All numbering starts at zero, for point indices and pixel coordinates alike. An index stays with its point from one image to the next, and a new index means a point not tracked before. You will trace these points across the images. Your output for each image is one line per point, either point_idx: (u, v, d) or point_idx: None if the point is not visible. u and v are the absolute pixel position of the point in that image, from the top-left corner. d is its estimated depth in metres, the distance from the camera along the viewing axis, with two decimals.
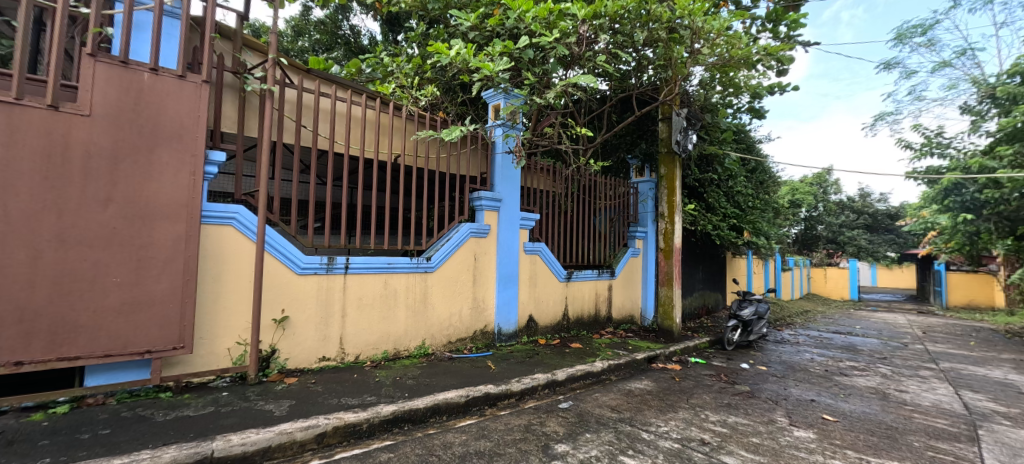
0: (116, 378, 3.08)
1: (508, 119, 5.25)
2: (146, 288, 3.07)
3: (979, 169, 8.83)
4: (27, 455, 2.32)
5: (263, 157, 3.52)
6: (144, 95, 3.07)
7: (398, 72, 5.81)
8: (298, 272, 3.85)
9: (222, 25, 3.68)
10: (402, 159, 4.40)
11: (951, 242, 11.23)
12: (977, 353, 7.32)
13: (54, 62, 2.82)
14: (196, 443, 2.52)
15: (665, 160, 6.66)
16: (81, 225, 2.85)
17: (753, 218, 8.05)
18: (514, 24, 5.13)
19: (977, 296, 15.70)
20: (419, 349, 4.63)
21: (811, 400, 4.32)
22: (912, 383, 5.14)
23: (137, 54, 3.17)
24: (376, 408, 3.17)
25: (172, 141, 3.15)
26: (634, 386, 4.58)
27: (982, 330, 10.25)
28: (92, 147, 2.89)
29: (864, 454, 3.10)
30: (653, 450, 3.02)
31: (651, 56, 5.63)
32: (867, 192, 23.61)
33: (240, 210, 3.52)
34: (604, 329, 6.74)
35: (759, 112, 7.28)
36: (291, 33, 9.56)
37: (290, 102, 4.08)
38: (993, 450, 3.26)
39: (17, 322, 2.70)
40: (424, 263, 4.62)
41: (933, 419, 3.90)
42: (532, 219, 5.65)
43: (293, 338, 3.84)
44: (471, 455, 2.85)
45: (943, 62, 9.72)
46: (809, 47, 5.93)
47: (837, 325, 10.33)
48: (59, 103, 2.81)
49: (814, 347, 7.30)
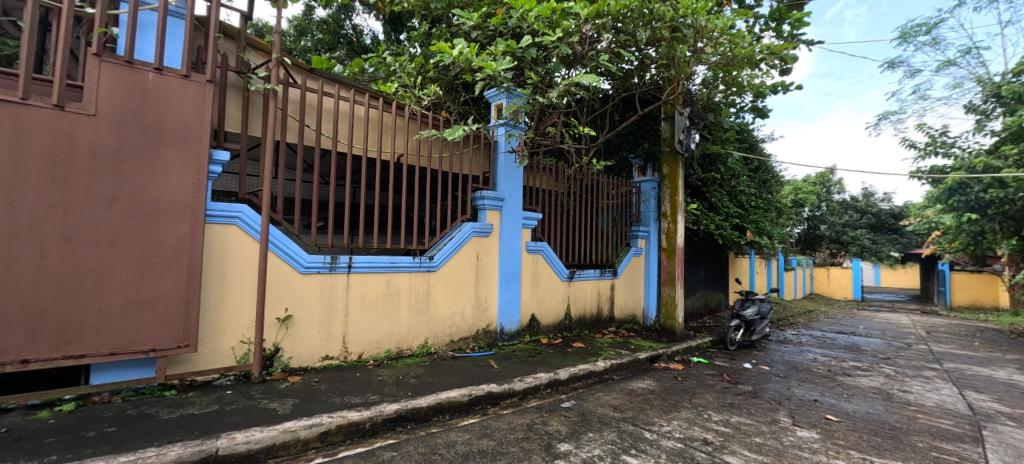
0: (120, 376, 3.10)
1: (510, 119, 5.29)
2: (151, 287, 3.08)
3: (983, 169, 8.78)
4: (34, 452, 2.33)
5: (267, 156, 3.54)
6: (149, 95, 3.08)
7: (401, 72, 5.81)
8: (301, 271, 3.86)
9: (226, 25, 3.70)
10: (404, 158, 4.41)
11: (955, 242, 11.19)
12: (982, 354, 7.28)
13: (60, 62, 2.83)
14: (201, 441, 2.53)
15: (668, 159, 6.67)
16: (86, 224, 2.87)
17: (756, 218, 8.04)
18: (516, 24, 5.13)
19: (982, 296, 15.55)
20: (422, 349, 4.64)
21: (814, 401, 4.31)
22: (915, 384, 5.12)
23: (142, 54, 3.18)
24: (379, 407, 3.18)
25: (176, 140, 3.17)
26: (636, 386, 4.58)
27: (986, 330, 10.21)
28: (97, 147, 2.91)
29: (868, 454, 3.09)
30: (656, 450, 3.02)
31: (653, 55, 5.65)
32: (870, 191, 23.49)
33: (244, 209, 3.54)
34: (606, 329, 6.73)
35: (762, 112, 7.26)
36: (293, 33, 9.58)
37: (294, 101, 4.09)
38: (998, 451, 3.25)
39: (24, 321, 2.72)
40: (427, 263, 4.63)
41: (937, 420, 3.89)
42: (534, 219, 5.65)
43: (296, 337, 3.85)
44: (474, 454, 2.85)
45: (947, 61, 9.66)
46: (812, 46, 5.91)
47: (840, 325, 10.31)
48: (64, 103, 2.83)
49: (817, 347, 7.27)
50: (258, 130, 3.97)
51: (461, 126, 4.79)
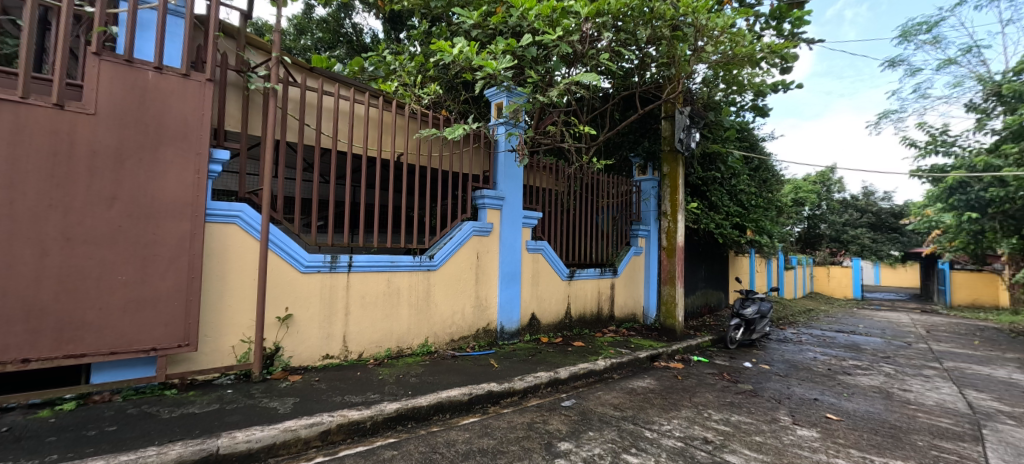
0: (121, 375, 3.10)
1: (510, 118, 5.32)
2: (151, 286, 3.08)
3: (984, 168, 8.78)
4: (35, 451, 2.33)
5: (266, 155, 3.53)
6: (148, 94, 3.08)
7: (401, 70, 5.80)
8: (301, 270, 3.86)
9: (226, 24, 3.69)
10: (404, 157, 4.41)
11: (955, 241, 11.19)
12: (981, 352, 7.29)
13: (60, 61, 2.83)
14: (202, 440, 2.53)
15: (668, 158, 6.67)
16: (86, 223, 2.87)
17: (756, 217, 8.03)
18: (516, 22, 5.12)
19: (981, 295, 15.56)
20: (422, 348, 4.64)
21: (814, 400, 4.31)
22: (915, 382, 5.12)
23: (141, 53, 3.18)
24: (380, 406, 3.18)
25: (176, 139, 3.17)
26: (636, 384, 4.58)
27: (986, 329, 10.21)
28: (97, 146, 2.90)
29: (868, 453, 3.09)
30: (656, 449, 3.03)
31: (654, 54, 5.65)
32: (870, 190, 23.47)
33: (244, 209, 3.53)
34: (606, 328, 6.73)
35: (762, 110, 7.25)
36: (292, 31, 9.56)
37: (294, 100, 4.09)
38: (998, 449, 3.26)
39: (24, 320, 2.72)
40: (427, 262, 4.63)
41: (937, 418, 3.89)
42: (535, 217, 5.65)
43: (297, 336, 3.85)
44: (474, 453, 2.86)
45: (948, 60, 9.65)
46: (813, 44, 5.89)
47: (840, 324, 10.31)
48: (64, 102, 2.82)
49: (816, 346, 7.28)
50: (258, 129, 3.97)
51: (461, 125, 4.78)
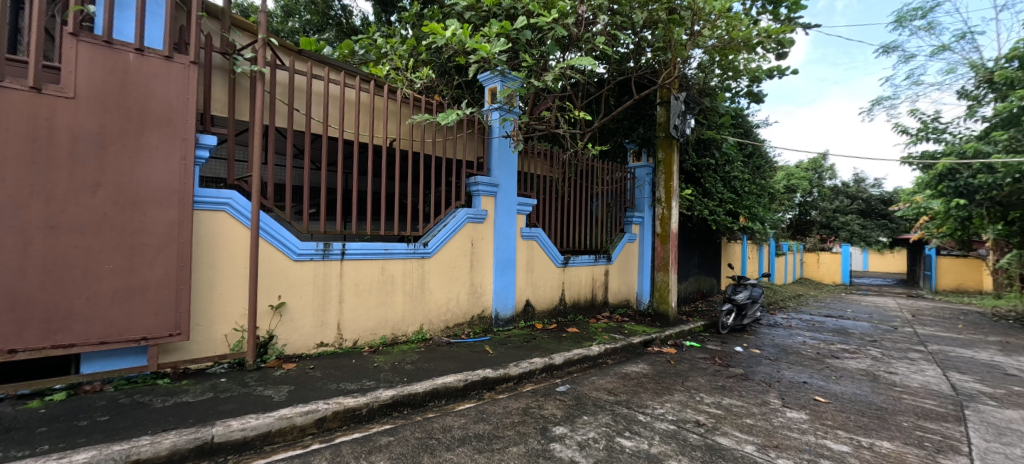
0: (112, 364, 3.05)
1: (505, 103, 5.29)
2: (140, 275, 3.03)
3: (973, 154, 8.85)
4: (26, 441, 2.31)
5: (255, 141, 3.43)
6: (131, 76, 2.98)
7: (392, 55, 5.72)
8: (294, 258, 3.81)
9: (209, 4, 3.52)
10: (396, 143, 4.34)
11: (944, 227, 11.35)
12: (965, 335, 7.46)
13: (35, 42, 2.73)
14: (196, 429, 2.51)
15: (665, 144, 6.57)
16: (70, 211, 2.80)
17: (749, 203, 8.10)
18: (511, 4, 4.98)
19: (966, 280, 15.89)
20: (417, 335, 4.63)
21: (804, 383, 4.38)
22: (901, 365, 5.23)
23: (121, 34, 3.02)
24: (375, 393, 3.19)
25: (162, 125, 3.08)
26: (630, 369, 4.63)
27: (969, 313, 10.39)
28: (78, 131, 2.82)
29: (855, 434, 3.16)
30: (649, 432, 3.07)
31: (650, 38, 5.61)
32: (862, 177, 23.43)
33: (234, 196, 3.46)
34: (600, 313, 6.77)
35: (757, 96, 7.22)
36: (280, 14, 9.33)
37: (283, 85, 4.00)
38: (979, 429, 3.35)
39: (9, 310, 2.65)
40: (421, 249, 4.60)
41: (922, 400, 3.98)
42: (529, 205, 5.61)
43: (290, 324, 3.82)
44: (471, 437, 2.87)
45: (943, 45, 9.62)
46: (809, 29, 5.84)
47: (829, 309, 10.47)
48: (41, 85, 2.73)
49: (807, 330, 7.40)
50: (245, 113, 3.86)
51: (455, 110, 4.72)
